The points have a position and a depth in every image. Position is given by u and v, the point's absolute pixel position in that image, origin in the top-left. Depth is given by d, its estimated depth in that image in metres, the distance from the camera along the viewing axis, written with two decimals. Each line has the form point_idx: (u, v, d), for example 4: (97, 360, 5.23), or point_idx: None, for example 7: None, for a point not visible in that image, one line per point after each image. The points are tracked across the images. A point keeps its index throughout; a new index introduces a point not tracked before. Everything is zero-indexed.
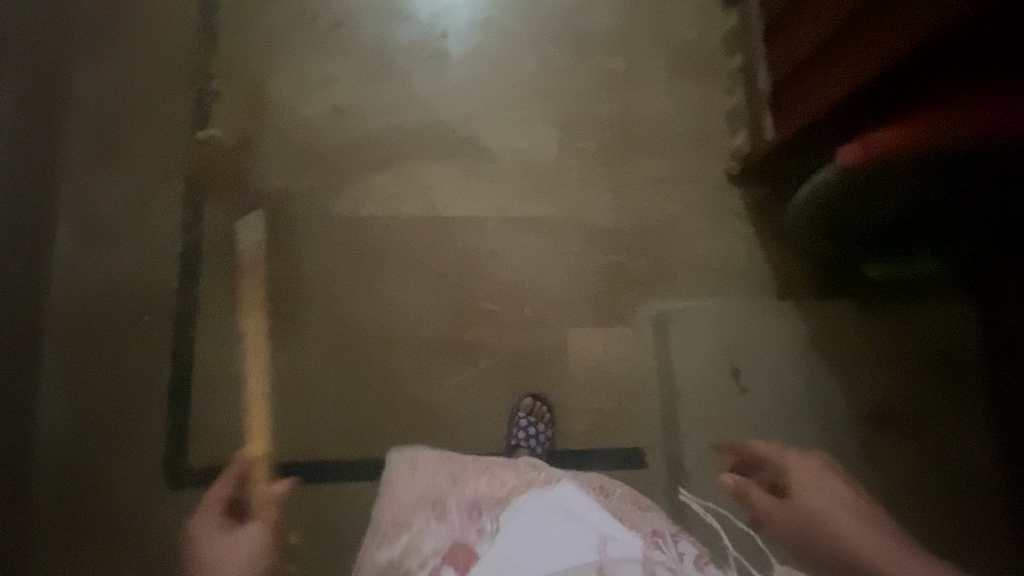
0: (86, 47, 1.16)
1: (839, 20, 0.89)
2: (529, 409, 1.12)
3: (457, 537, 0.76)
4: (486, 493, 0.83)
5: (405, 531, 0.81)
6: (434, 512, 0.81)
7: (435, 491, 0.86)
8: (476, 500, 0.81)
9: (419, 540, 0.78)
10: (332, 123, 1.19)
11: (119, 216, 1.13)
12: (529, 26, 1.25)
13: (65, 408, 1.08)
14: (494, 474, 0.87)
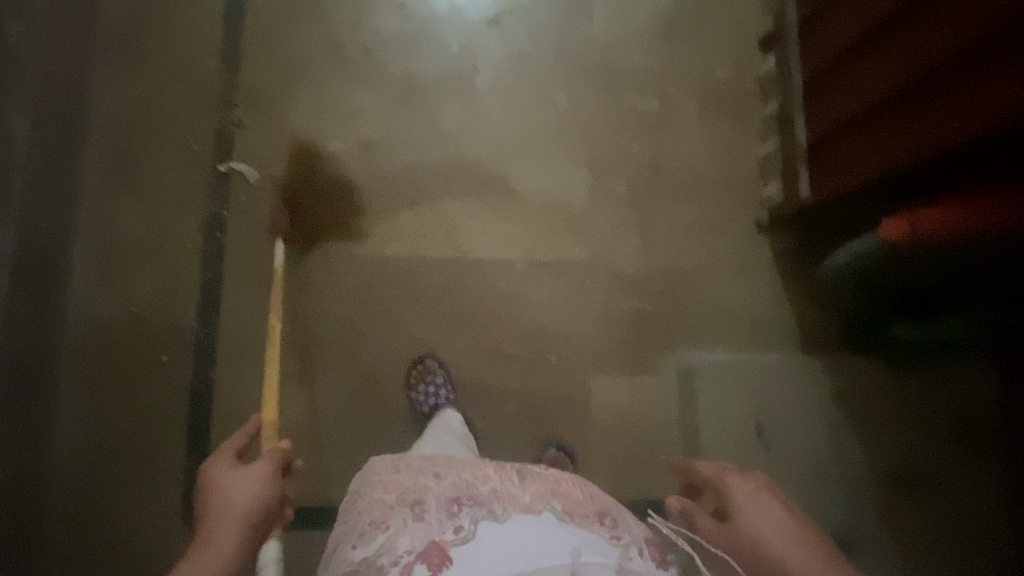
0: (105, 70, 1.11)
1: (896, 88, 0.87)
2: (553, 460, 1.10)
3: (433, 539, 0.67)
4: (467, 484, 0.75)
5: (381, 529, 0.70)
6: (412, 512, 0.71)
7: (413, 486, 0.75)
8: (456, 500, 0.72)
9: (394, 540, 0.68)
10: (358, 157, 1.15)
11: (136, 252, 1.09)
12: (561, 61, 1.22)
13: (79, 446, 1.05)
14: (473, 466, 0.80)
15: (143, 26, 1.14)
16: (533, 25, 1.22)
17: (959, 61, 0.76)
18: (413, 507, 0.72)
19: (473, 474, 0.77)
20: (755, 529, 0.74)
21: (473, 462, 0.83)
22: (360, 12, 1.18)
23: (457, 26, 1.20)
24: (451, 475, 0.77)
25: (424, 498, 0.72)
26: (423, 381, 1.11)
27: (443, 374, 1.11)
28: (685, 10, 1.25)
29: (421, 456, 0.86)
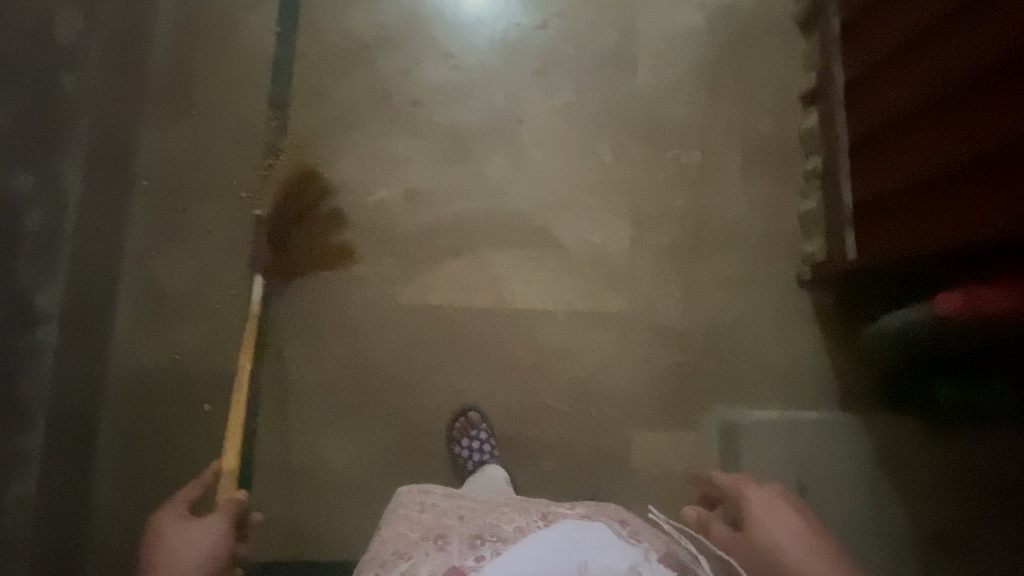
0: (155, 119, 1.13)
1: (944, 167, 0.88)
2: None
3: (453, 563, 0.68)
4: (489, 520, 0.77)
5: (402, 559, 0.72)
6: (434, 544, 0.73)
7: (438, 525, 0.78)
8: (479, 535, 0.74)
9: (415, 566, 0.70)
10: (404, 207, 1.16)
11: (182, 299, 1.09)
12: (605, 112, 1.23)
13: (121, 497, 1.04)
14: (494, 507, 0.83)
15: (195, 76, 1.15)
16: (577, 76, 1.23)
17: (1007, 156, 0.77)
18: (435, 540, 0.74)
19: (498, 514, 0.80)
20: (770, 535, 0.80)
21: (496, 504, 0.85)
22: (407, 62, 1.19)
23: (502, 75, 1.21)
24: (474, 517, 0.79)
25: (448, 534, 0.75)
26: (466, 435, 1.09)
27: (485, 428, 1.09)
28: (727, 64, 1.26)
29: (446, 500, 0.89)
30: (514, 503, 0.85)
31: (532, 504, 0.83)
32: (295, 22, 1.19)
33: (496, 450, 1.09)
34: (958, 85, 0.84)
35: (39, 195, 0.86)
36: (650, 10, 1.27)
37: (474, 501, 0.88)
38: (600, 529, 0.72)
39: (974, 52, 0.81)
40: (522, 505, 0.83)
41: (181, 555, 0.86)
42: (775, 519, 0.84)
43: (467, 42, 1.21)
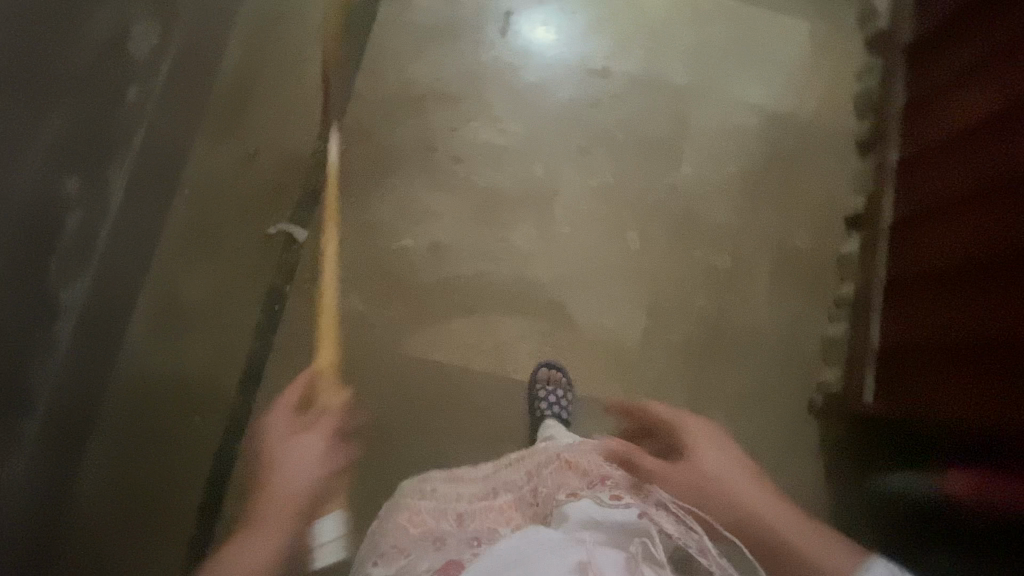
0: (209, 134, 1.18)
1: (969, 336, 0.85)
2: (547, 378, 1.14)
3: (454, 557, 0.70)
4: (490, 523, 0.81)
5: (403, 555, 0.75)
6: (434, 544, 0.75)
7: (438, 524, 0.82)
8: (477, 538, 0.75)
9: (415, 564, 0.72)
10: (426, 260, 1.17)
11: (199, 311, 1.13)
12: (642, 200, 1.22)
13: (101, 498, 1.05)
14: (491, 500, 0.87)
15: (254, 100, 1.20)
16: (621, 160, 1.24)
17: (1018, 346, 0.77)
18: (433, 542, 0.76)
19: (501, 516, 0.83)
20: (710, 464, 0.74)
21: (490, 491, 0.90)
22: (457, 121, 1.23)
23: (547, 147, 1.23)
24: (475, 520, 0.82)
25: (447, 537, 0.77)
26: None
27: None
28: (772, 175, 1.25)
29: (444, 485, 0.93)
30: (510, 488, 0.89)
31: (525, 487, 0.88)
32: (360, 64, 1.23)
33: None
34: (987, 259, 0.83)
35: (86, 197, 0.90)
36: (704, 108, 1.27)
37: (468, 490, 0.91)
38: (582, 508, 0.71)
39: (1007, 234, 0.80)
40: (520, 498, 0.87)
41: (281, 467, 0.83)
42: (716, 446, 0.77)
43: (519, 110, 1.24)
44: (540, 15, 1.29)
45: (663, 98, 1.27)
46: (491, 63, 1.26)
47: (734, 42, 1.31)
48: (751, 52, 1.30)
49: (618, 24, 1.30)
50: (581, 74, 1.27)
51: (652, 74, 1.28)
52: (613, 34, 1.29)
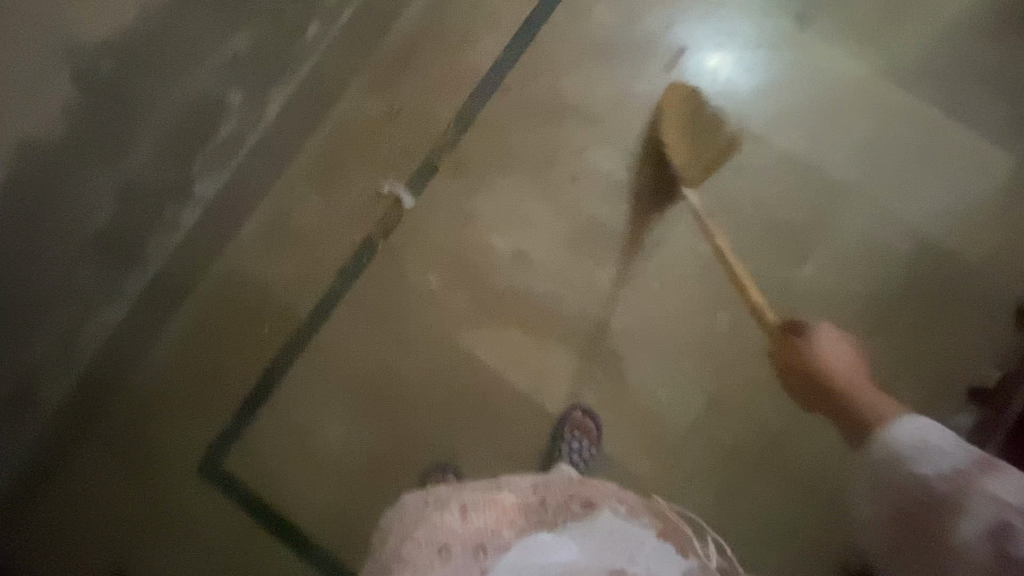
0: (364, 79, 1.26)
1: None
2: (576, 422, 1.12)
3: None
4: (495, 523, 0.72)
5: (407, 572, 0.67)
6: (439, 552, 0.68)
7: (442, 522, 0.71)
8: (482, 545, 0.69)
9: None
10: (508, 264, 1.20)
11: (299, 235, 1.23)
12: (740, 285, 1.16)
13: (169, 358, 1.20)
14: (491, 496, 0.76)
15: (413, 61, 1.26)
16: (736, 237, 1.18)
17: None
18: (437, 550, 0.68)
19: (500, 513, 0.73)
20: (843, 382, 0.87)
21: (491, 485, 0.80)
22: (589, 142, 1.22)
23: (666, 196, 1.20)
24: (480, 514, 0.73)
25: (451, 540, 0.69)
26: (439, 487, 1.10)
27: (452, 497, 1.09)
28: (894, 309, 1.13)
29: (445, 492, 0.79)
30: (506, 490, 0.78)
31: (525, 490, 0.79)
32: (518, 58, 1.25)
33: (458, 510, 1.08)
34: None
35: (241, 108, 1.04)
36: (848, 211, 1.17)
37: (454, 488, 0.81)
38: (606, 519, 0.74)
39: None
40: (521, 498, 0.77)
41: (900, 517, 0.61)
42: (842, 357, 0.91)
43: (653, 150, 1.21)
44: (714, 61, 1.23)
45: (810, 187, 1.18)
46: (644, 95, 1.23)
47: (913, 154, 1.18)
48: (928, 171, 1.17)
49: (793, 95, 1.22)
50: (731, 134, 1.21)
51: (809, 159, 1.19)
52: (782, 104, 1.21)
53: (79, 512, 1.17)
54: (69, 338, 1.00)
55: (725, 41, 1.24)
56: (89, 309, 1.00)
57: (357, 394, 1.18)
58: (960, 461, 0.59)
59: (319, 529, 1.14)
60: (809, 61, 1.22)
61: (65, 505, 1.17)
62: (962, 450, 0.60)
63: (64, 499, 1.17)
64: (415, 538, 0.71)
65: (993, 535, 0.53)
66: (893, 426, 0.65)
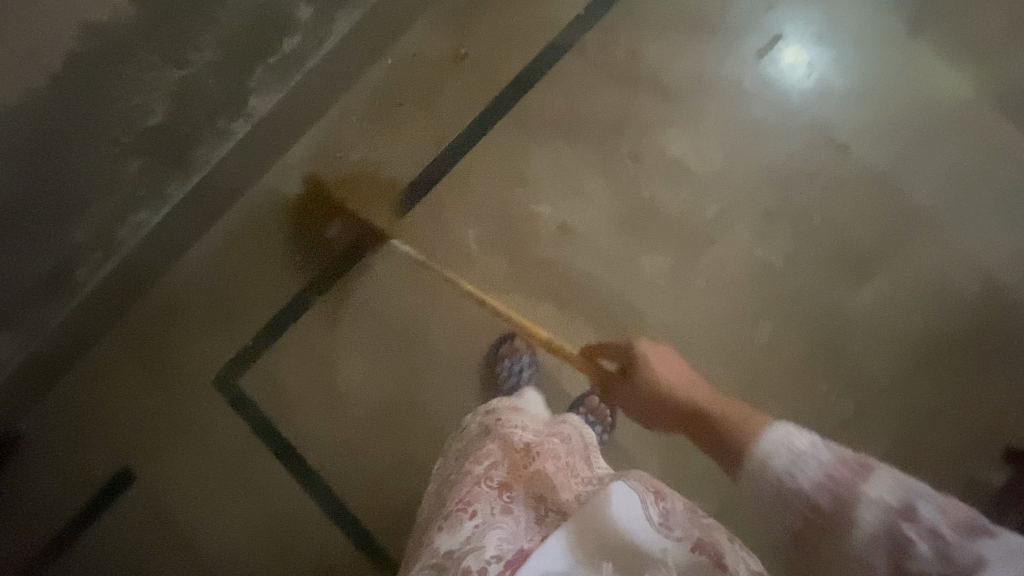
0: (436, 15, 1.19)
1: None
2: (592, 408, 1.10)
3: (521, 545, 0.62)
4: (554, 482, 0.72)
5: (468, 517, 0.68)
6: (502, 502, 0.68)
7: (507, 467, 0.74)
8: (541, 499, 0.69)
9: (485, 533, 0.64)
10: (551, 235, 1.16)
11: (344, 168, 1.19)
12: (789, 300, 1.10)
13: (199, 269, 1.20)
14: (548, 447, 0.78)
15: (490, 4, 1.19)
16: (795, 249, 1.11)
17: None
18: (500, 492, 0.70)
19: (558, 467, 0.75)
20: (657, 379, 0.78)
21: (554, 433, 0.82)
22: (658, 120, 1.15)
23: (729, 192, 1.13)
24: (541, 461, 0.75)
25: (513, 484, 0.71)
26: (507, 358, 1.12)
27: (526, 358, 1.11)
28: (945, 353, 1.07)
29: (509, 417, 0.84)
30: (566, 446, 0.81)
31: (583, 460, 0.80)
32: (600, 19, 1.18)
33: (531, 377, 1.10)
34: None
35: (308, 25, 1.00)
36: (920, 241, 1.10)
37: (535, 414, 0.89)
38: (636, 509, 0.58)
39: None
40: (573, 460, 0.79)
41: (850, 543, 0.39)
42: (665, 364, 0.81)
43: (725, 142, 1.14)
44: (809, 56, 1.14)
45: (886, 209, 1.11)
46: (727, 80, 1.15)
47: (1005, 192, 1.09)
48: (1017, 213, 1.09)
49: (888, 108, 1.12)
50: (811, 138, 1.13)
51: (891, 179, 1.11)
52: (872, 114, 1.12)
53: (97, 403, 1.20)
54: (109, 230, 1.00)
55: (825, 37, 1.15)
56: (132, 205, 0.99)
57: (379, 339, 1.18)
58: (824, 474, 0.41)
59: (323, 462, 1.16)
60: (912, 72, 1.13)
61: (85, 394, 1.20)
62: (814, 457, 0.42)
63: (85, 388, 1.20)
64: (477, 471, 0.75)
65: (886, 554, 0.38)
66: (754, 445, 0.46)
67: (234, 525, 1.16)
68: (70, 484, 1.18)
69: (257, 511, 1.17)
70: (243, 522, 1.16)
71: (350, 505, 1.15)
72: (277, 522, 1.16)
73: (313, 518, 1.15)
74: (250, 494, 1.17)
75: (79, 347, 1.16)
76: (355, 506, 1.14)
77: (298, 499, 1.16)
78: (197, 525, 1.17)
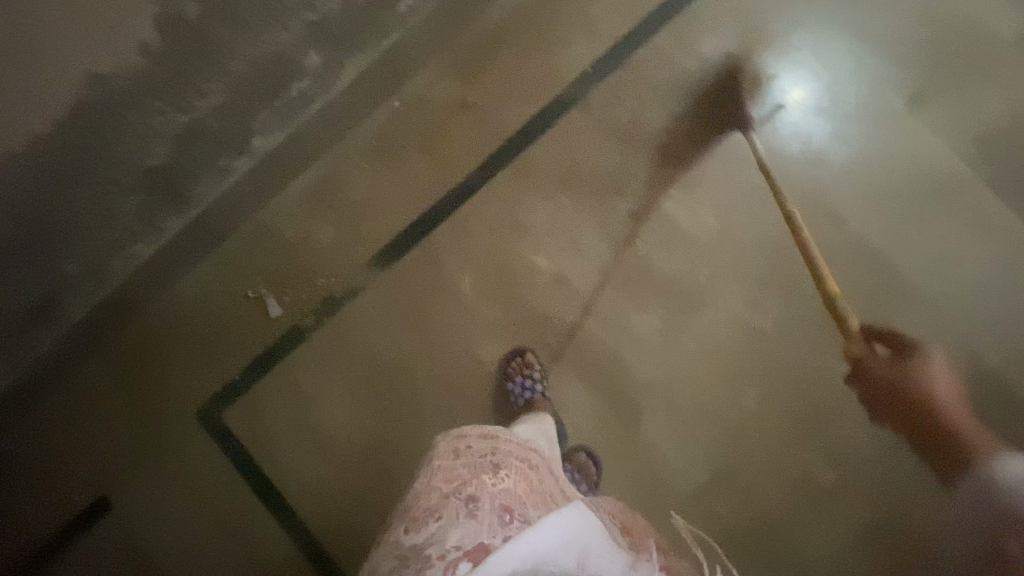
0: (444, 62, 1.21)
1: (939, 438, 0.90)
2: (578, 464, 1.09)
3: (481, 540, 0.66)
4: (521, 495, 0.75)
5: (434, 519, 0.72)
6: (466, 507, 0.72)
7: (472, 478, 0.76)
8: (507, 509, 0.72)
9: (446, 531, 0.69)
10: (546, 286, 1.16)
11: (344, 207, 1.19)
12: (778, 366, 1.11)
13: (190, 299, 1.19)
14: (522, 467, 0.81)
15: (498, 55, 1.20)
16: (785, 315, 1.12)
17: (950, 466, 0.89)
18: (466, 502, 0.72)
19: (527, 488, 0.77)
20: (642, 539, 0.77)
21: (525, 458, 0.84)
22: (658, 179, 1.17)
23: (723, 254, 1.14)
24: (509, 479, 0.77)
25: (479, 494, 0.73)
26: (519, 374, 1.12)
27: (539, 370, 1.13)
28: None
29: (482, 441, 0.84)
30: (538, 473, 0.82)
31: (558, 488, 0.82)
32: (606, 76, 1.19)
33: (545, 393, 1.11)
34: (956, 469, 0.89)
35: (316, 71, 1.01)
36: (909, 315, 1.11)
37: (518, 436, 0.90)
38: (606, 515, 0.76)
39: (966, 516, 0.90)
40: (544, 484, 0.81)
41: None
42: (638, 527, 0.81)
43: (723, 204, 1.15)
44: (809, 125, 1.16)
45: (878, 283, 1.12)
46: (727, 144, 1.17)
47: (995, 272, 1.11)
48: (1006, 293, 1.10)
49: (884, 182, 1.14)
50: (806, 205, 1.14)
51: (884, 253, 1.13)
52: (867, 186, 1.14)
53: (77, 430, 1.18)
54: (101, 262, 0.99)
55: (824, 108, 1.17)
56: (126, 239, 0.99)
57: (368, 380, 1.17)
58: None
59: (302, 502, 1.15)
60: (908, 147, 1.15)
61: (64, 420, 1.18)
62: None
63: (65, 412, 1.19)
64: (446, 485, 0.76)
65: None
66: None
67: (206, 559, 1.15)
68: (41, 508, 1.16)
69: (232, 549, 1.15)
70: (217, 559, 1.15)
71: (327, 548, 1.13)
72: (251, 562, 1.14)
73: (288, 557, 1.13)
74: (226, 531, 1.15)
75: (61, 371, 1.15)
76: (333, 550, 1.13)
77: (275, 540, 1.14)
78: (168, 557, 1.15)
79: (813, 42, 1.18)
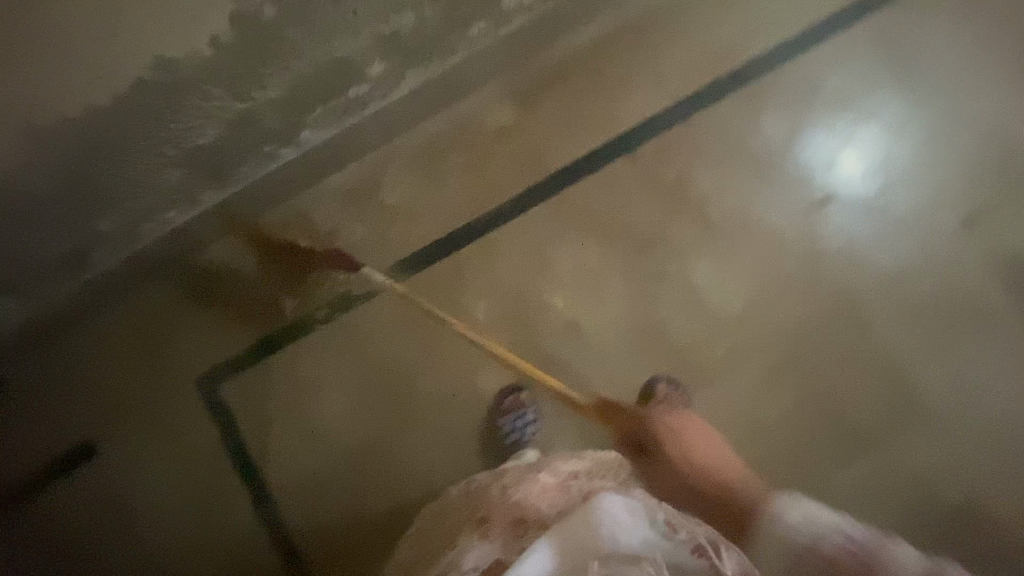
0: (506, 85, 1.20)
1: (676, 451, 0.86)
2: None
3: (497, 556, 0.68)
4: (537, 500, 0.74)
5: (449, 550, 0.73)
6: (479, 529, 0.73)
7: (485, 505, 0.78)
8: (521, 520, 0.71)
9: (463, 554, 0.70)
10: (559, 327, 1.16)
11: (378, 208, 1.20)
12: (772, 457, 1.10)
13: (211, 269, 1.20)
14: (529, 476, 0.81)
15: (561, 89, 1.19)
16: (790, 407, 1.11)
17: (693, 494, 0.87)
18: (477, 524, 0.74)
19: (541, 489, 0.77)
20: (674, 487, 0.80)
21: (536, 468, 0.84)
22: (691, 243, 1.15)
23: (740, 332, 1.13)
24: (520, 488, 0.77)
25: (488, 513, 0.75)
26: (512, 411, 1.12)
27: (531, 410, 1.13)
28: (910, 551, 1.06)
29: (489, 477, 0.86)
30: (550, 473, 0.82)
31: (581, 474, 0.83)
32: (663, 131, 1.18)
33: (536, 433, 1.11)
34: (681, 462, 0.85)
35: (378, 78, 1.01)
36: (916, 434, 1.09)
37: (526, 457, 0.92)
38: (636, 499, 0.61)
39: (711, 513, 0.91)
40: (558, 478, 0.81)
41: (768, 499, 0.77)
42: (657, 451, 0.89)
43: (752, 282, 1.14)
44: (856, 221, 1.14)
45: (892, 395, 1.10)
46: (770, 222, 1.15)
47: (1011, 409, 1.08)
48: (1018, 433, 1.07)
49: (920, 295, 1.12)
50: (835, 301, 1.12)
51: (904, 366, 1.10)
52: (902, 296, 1.12)
53: (81, 371, 1.21)
54: (136, 222, 1.01)
55: (875, 206, 1.14)
56: (161, 205, 1.01)
57: (368, 382, 1.18)
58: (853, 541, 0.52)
59: (280, 488, 1.17)
60: (953, 265, 1.12)
61: (69, 360, 1.21)
62: (829, 519, 0.54)
63: (72, 352, 1.21)
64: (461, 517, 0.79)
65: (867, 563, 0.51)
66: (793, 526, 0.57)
67: (179, 523, 1.17)
68: (33, 439, 1.20)
69: (206, 519, 1.17)
70: (189, 526, 1.17)
71: (295, 537, 1.15)
72: (221, 535, 1.16)
73: (255, 538, 1.16)
74: (203, 500, 1.18)
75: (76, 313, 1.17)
76: (300, 540, 1.15)
77: (248, 519, 1.16)
78: (143, 514, 1.18)
79: (879, 139, 1.16)
